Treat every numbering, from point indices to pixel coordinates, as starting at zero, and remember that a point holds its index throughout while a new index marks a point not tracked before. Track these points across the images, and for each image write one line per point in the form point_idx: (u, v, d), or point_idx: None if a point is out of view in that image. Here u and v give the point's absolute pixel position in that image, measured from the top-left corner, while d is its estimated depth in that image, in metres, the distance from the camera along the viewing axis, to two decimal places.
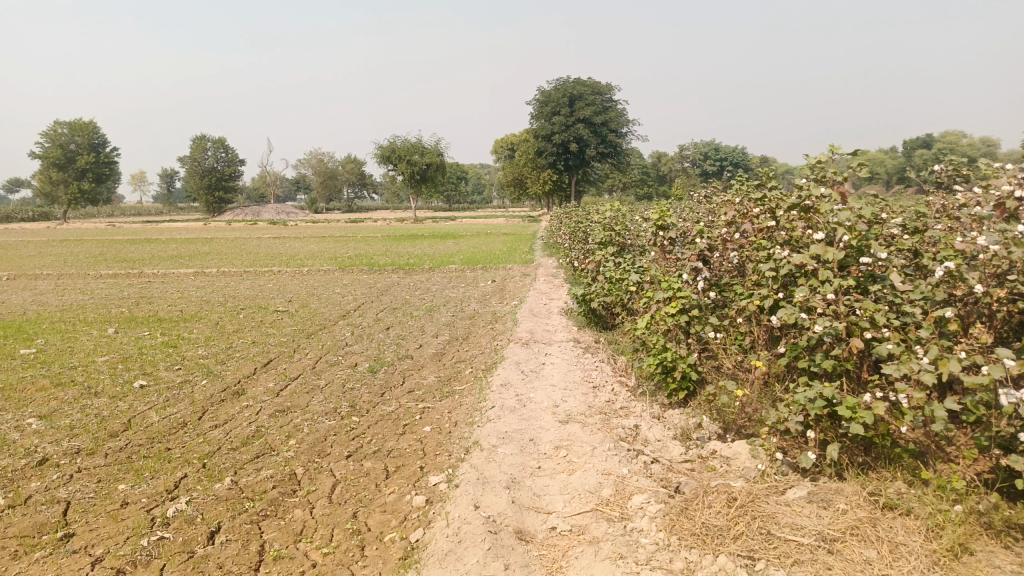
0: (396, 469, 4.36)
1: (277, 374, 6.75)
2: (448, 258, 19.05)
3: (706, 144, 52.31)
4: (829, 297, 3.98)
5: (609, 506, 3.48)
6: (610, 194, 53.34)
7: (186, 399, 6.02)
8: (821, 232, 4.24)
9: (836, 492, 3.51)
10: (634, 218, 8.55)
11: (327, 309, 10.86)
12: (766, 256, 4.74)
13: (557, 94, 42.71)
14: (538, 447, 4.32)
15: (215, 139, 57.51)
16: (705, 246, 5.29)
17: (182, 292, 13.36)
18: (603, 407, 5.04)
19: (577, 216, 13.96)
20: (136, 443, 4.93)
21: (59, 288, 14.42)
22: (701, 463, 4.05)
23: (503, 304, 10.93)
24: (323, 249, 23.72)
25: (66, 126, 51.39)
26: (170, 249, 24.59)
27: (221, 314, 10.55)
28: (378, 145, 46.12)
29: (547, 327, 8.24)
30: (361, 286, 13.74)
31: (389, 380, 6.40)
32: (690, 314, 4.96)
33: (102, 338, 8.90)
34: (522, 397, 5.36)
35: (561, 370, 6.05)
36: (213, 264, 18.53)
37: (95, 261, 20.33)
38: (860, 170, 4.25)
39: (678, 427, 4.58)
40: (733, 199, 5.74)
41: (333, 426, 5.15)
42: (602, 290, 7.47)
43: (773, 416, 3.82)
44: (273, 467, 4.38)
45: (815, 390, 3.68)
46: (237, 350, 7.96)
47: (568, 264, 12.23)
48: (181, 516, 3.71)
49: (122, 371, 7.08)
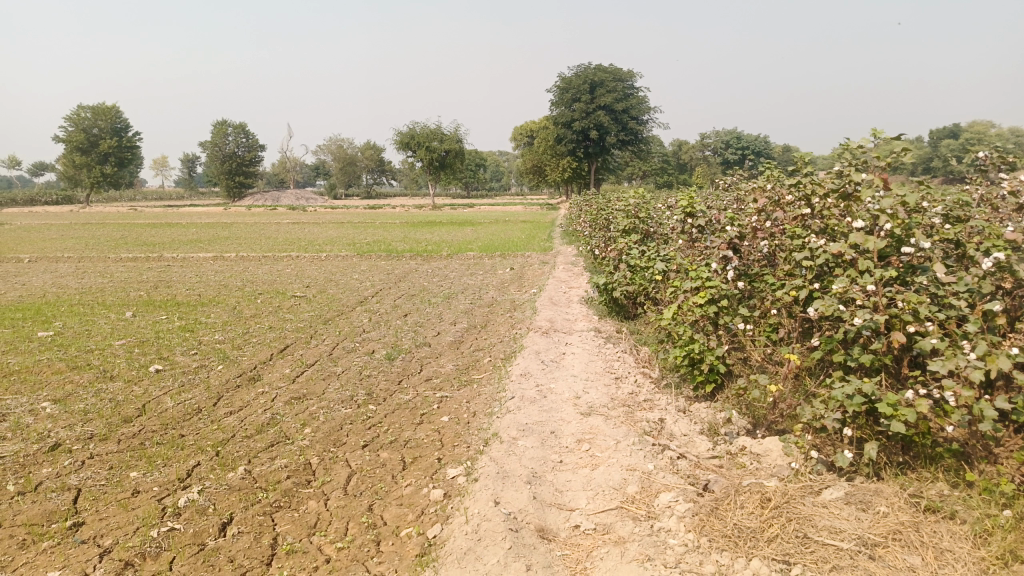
0: (413, 460, 4.23)
1: (294, 360, 6.66)
2: (466, 245, 18.93)
3: (728, 132, 51.62)
4: (869, 289, 3.79)
5: (635, 504, 3.33)
6: (630, 182, 52.89)
7: (202, 385, 5.94)
8: (860, 221, 4.04)
9: (875, 493, 3.33)
10: (657, 206, 8.34)
11: (344, 294, 10.78)
12: (800, 245, 4.55)
13: (577, 81, 42.25)
14: (559, 440, 4.18)
15: (236, 125, 57.70)
16: (736, 234, 5.10)
17: (200, 276, 13.34)
18: (626, 399, 4.88)
19: (598, 203, 13.75)
20: (149, 429, 4.85)
21: (79, 270, 14.47)
22: (729, 459, 3.89)
23: (523, 292, 10.79)
24: (342, 234, 23.68)
25: (89, 110, 51.73)
26: (191, 234, 24.71)
27: (239, 299, 10.50)
28: (397, 131, 45.97)
29: (567, 316, 8.08)
30: (379, 272, 13.65)
31: (406, 368, 6.28)
32: (719, 305, 4.78)
33: (120, 321, 8.88)
34: (543, 388, 5.22)
35: (582, 361, 5.89)
36: (231, 249, 18.52)
37: (116, 244, 20.45)
38: (903, 156, 4.04)
39: (705, 422, 4.41)
40: (765, 186, 5.52)
41: (348, 415, 5.04)
42: (625, 279, 7.29)
43: (808, 413, 3.65)
44: (287, 456, 4.27)
45: (853, 386, 3.50)
46: (254, 335, 7.89)
47: (589, 252, 12.04)
48: (192, 506, 3.62)
49: (138, 355, 7.03)
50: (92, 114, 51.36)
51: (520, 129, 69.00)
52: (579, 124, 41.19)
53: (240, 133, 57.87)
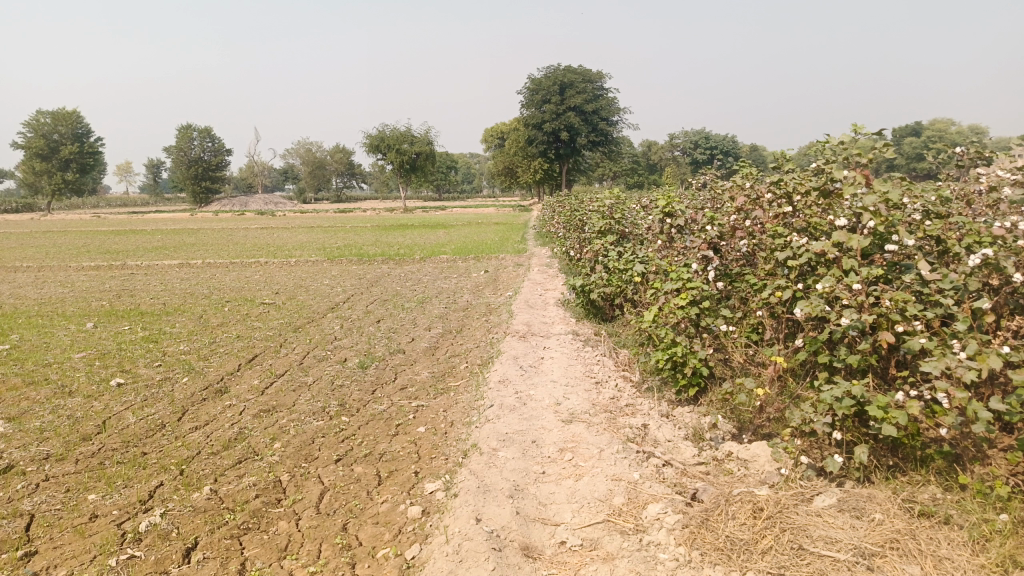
0: (389, 474, 4.06)
1: (263, 370, 6.44)
2: (439, 248, 18.71)
3: (697, 132, 51.97)
4: (854, 288, 3.71)
5: (622, 517, 3.20)
6: (601, 183, 53.04)
7: (166, 398, 5.69)
8: (844, 219, 3.95)
9: (867, 499, 3.23)
10: (632, 206, 8.24)
11: (315, 301, 10.53)
12: (782, 244, 4.46)
13: (548, 82, 42.15)
14: (541, 450, 4.04)
15: (201, 129, 56.73)
16: (716, 234, 4.99)
17: (165, 284, 12.97)
18: (608, 405, 4.76)
19: (571, 204, 13.66)
20: (110, 448, 4.61)
21: (38, 280, 14.00)
22: (716, 466, 3.78)
23: (498, 295, 10.62)
24: (312, 239, 23.32)
25: (49, 116, 50.45)
26: (156, 241, 24.16)
27: (205, 307, 10.19)
28: (367, 134, 45.52)
29: (544, 319, 7.95)
30: (351, 277, 13.40)
31: (380, 377, 6.09)
32: (700, 307, 4.67)
33: (80, 332, 8.55)
34: (522, 394, 5.07)
35: (561, 366, 5.76)
36: (198, 255, 18.14)
37: (77, 253, 19.83)
38: (887, 152, 3.95)
39: (690, 427, 4.29)
40: (744, 184, 5.43)
41: (320, 427, 4.84)
42: (602, 281, 7.17)
43: (796, 416, 3.54)
44: (256, 474, 4.07)
45: (842, 388, 3.40)
46: (221, 345, 7.62)
47: (563, 253, 11.93)
48: (154, 531, 3.40)
49: (99, 368, 6.74)
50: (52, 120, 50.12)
51: (491, 131, 68.89)
52: (550, 126, 41.13)
53: (206, 138, 56.90)
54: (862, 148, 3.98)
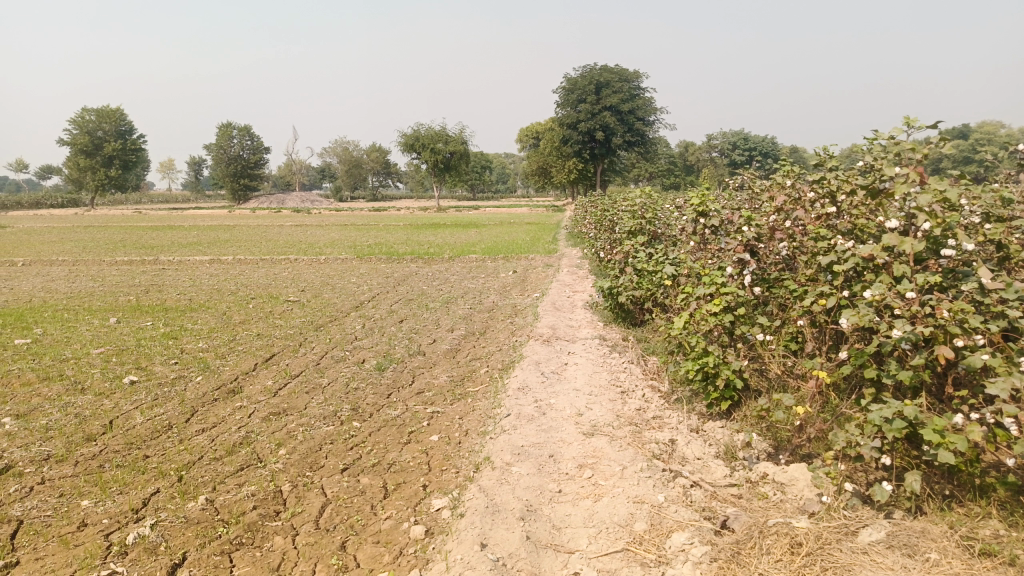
0: (396, 487, 3.81)
1: (278, 371, 6.24)
2: (469, 247, 18.46)
3: (735, 132, 51.00)
4: (907, 297, 3.35)
5: (643, 547, 2.90)
6: (636, 185, 52.39)
7: (176, 398, 5.54)
8: (895, 221, 3.59)
9: (920, 533, 2.87)
10: (665, 206, 7.89)
11: (340, 299, 10.36)
12: (825, 247, 4.10)
13: (584, 82, 41.67)
14: (559, 465, 3.75)
15: (241, 128, 57.46)
16: (754, 235, 4.63)
17: (194, 280, 12.95)
18: (633, 417, 4.45)
19: (603, 204, 13.30)
20: (111, 450, 4.45)
21: (72, 274, 14.09)
22: (749, 489, 3.45)
23: (525, 296, 10.34)
24: (345, 237, 23.31)
25: (93, 114, 51.47)
26: (191, 237, 24.39)
27: (230, 304, 10.09)
28: (402, 133, 45.55)
29: (570, 322, 7.65)
30: (378, 275, 13.24)
31: (397, 380, 5.85)
32: (735, 314, 4.34)
33: (102, 327, 8.49)
34: (542, 403, 4.78)
35: (585, 373, 5.45)
36: (229, 252, 18.19)
37: (113, 247, 20.06)
38: (945, 147, 3.55)
39: (721, 444, 3.96)
40: (784, 183, 5.11)
41: (329, 433, 4.62)
42: (631, 284, 6.85)
43: (840, 438, 3.21)
44: (256, 483, 3.85)
45: (893, 408, 3.06)
46: (240, 342, 7.48)
47: (594, 255, 11.59)
48: (142, 544, 3.20)
49: (114, 364, 6.64)
50: (96, 117, 51.18)
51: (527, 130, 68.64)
52: (585, 125, 40.68)
53: (245, 135, 57.55)
54: (915, 143, 3.59)
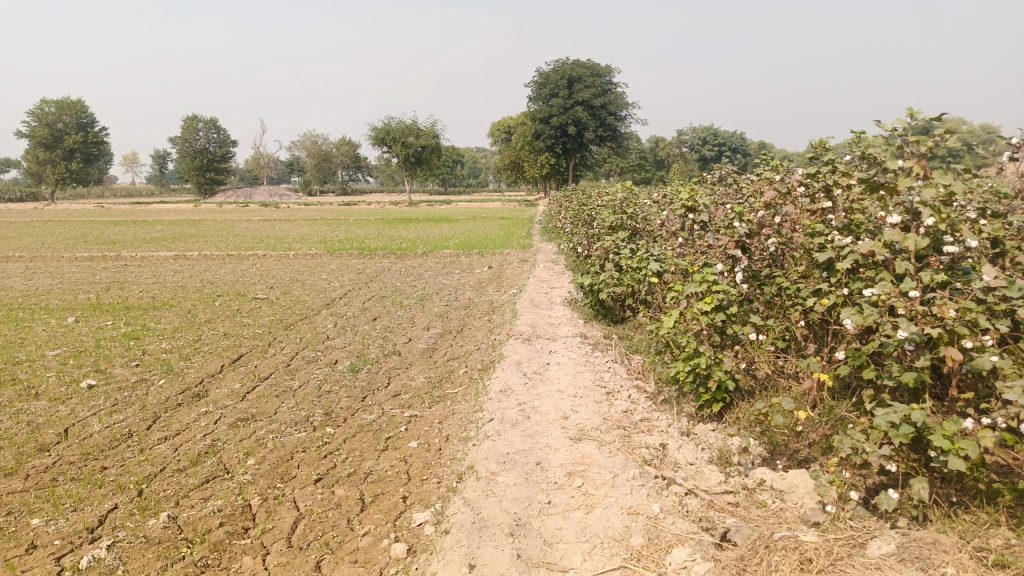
0: (373, 499, 3.59)
1: (247, 373, 5.96)
2: (442, 242, 18.21)
3: (705, 127, 51.22)
4: (911, 296, 3.22)
5: (642, 564, 2.72)
6: (608, 179, 52.42)
7: (138, 403, 5.24)
8: (897, 216, 3.45)
9: (931, 543, 2.72)
10: (645, 201, 7.73)
11: (310, 297, 10.05)
12: (821, 242, 3.97)
13: (556, 76, 41.50)
14: (546, 474, 3.56)
15: (207, 120, 56.34)
16: (746, 231, 4.48)
17: (158, 277, 12.52)
18: (621, 421, 4.27)
19: (579, 199, 13.16)
20: (66, 462, 4.16)
21: (29, 271, 13.55)
22: (747, 497, 3.29)
23: (501, 293, 10.12)
24: (315, 232, 22.86)
25: (53, 105, 50.03)
26: (156, 232, 23.76)
27: (195, 302, 9.72)
28: (372, 126, 44.96)
29: (549, 320, 7.45)
30: (349, 271, 12.92)
31: (372, 382, 5.61)
32: (727, 313, 4.19)
33: (60, 327, 8.10)
34: (525, 406, 4.58)
35: (568, 374, 5.26)
36: (195, 247, 17.67)
37: (74, 243, 19.43)
38: (949, 140, 3.41)
39: (714, 448, 3.80)
40: (774, 178, 4.97)
41: (301, 440, 4.38)
42: (612, 281, 6.68)
43: (844, 443, 3.06)
44: (223, 497, 3.60)
45: (899, 413, 2.92)
46: (206, 343, 7.16)
47: (571, 250, 11.41)
48: (97, 568, 2.94)
49: (72, 367, 6.30)
50: (55, 109, 49.80)
51: (498, 125, 68.39)
52: (558, 120, 40.53)
53: (210, 128, 56.39)
54: (917, 135, 3.45)
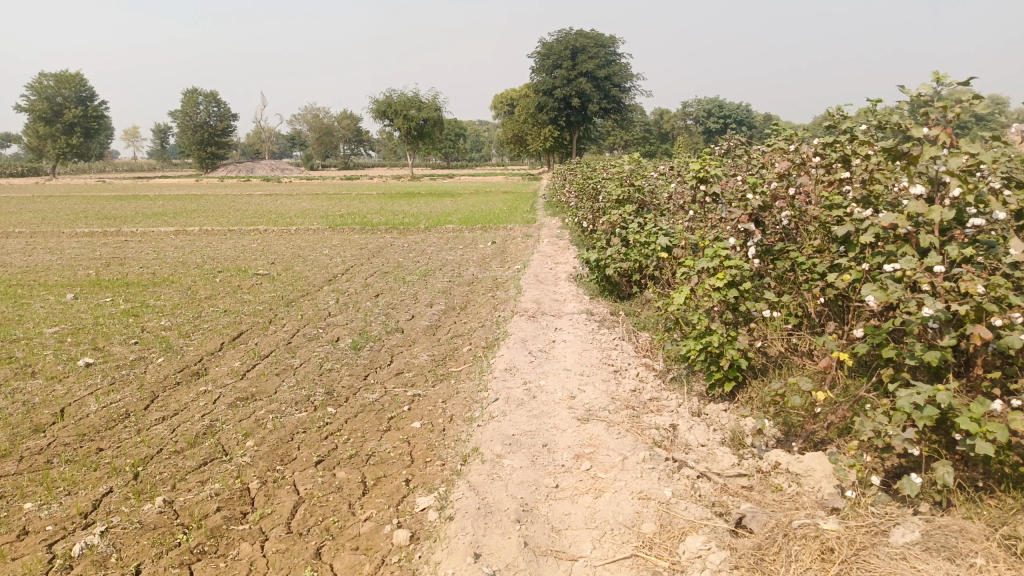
0: (375, 482, 3.48)
1: (246, 351, 5.85)
2: (446, 216, 18.07)
3: (709, 99, 50.63)
4: (936, 271, 3.07)
5: (655, 553, 2.61)
6: (612, 152, 51.94)
7: (136, 382, 5.13)
8: (921, 187, 3.29)
9: (958, 530, 2.60)
10: (653, 174, 7.56)
11: (312, 272, 9.92)
12: (838, 215, 3.82)
13: (560, 47, 40.92)
14: (554, 456, 3.44)
15: (208, 94, 55.86)
16: (760, 203, 4.32)
17: (158, 252, 12.39)
18: (629, 400, 4.15)
19: (584, 173, 12.96)
20: (61, 443, 4.06)
21: (28, 247, 13.43)
22: (761, 480, 3.17)
23: (505, 268, 9.98)
24: (316, 206, 22.64)
25: (52, 79, 49.60)
26: (156, 207, 23.59)
27: (195, 278, 9.59)
28: (374, 99, 44.48)
29: (554, 296, 7.31)
30: (351, 246, 12.77)
31: (374, 360, 5.49)
32: (739, 289, 4.04)
33: (58, 304, 7.99)
34: (531, 385, 4.46)
35: (575, 352, 5.13)
36: (195, 223, 17.52)
37: (74, 218, 19.30)
38: (978, 107, 3.24)
39: (727, 429, 3.68)
40: (788, 148, 4.80)
41: (302, 421, 4.27)
42: (618, 256, 6.52)
43: (865, 426, 2.93)
44: (221, 480, 3.50)
45: (924, 394, 2.79)
46: (206, 320, 7.05)
47: (576, 225, 11.24)
48: (90, 556, 2.84)
49: (69, 345, 6.19)
50: (55, 82, 49.38)
51: (501, 98, 67.73)
52: (561, 92, 40.05)
53: (211, 101, 55.85)
54: (945, 101, 3.29)
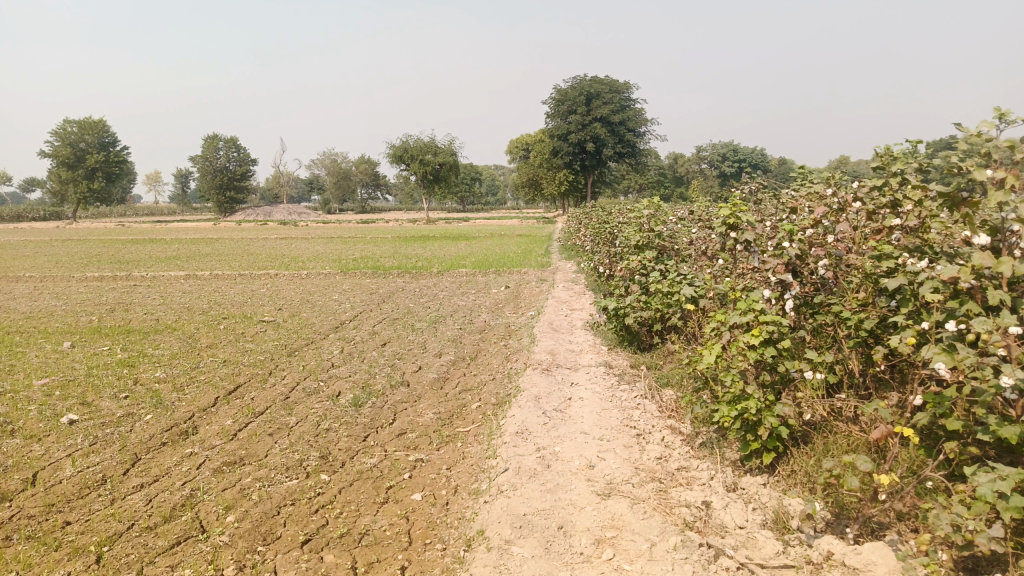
0: (367, 568, 3.06)
1: (241, 407, 5.47)
2: (459, 260, 17.76)
3: (723, 143, 50.53)
4: (1012, 333, 2.66)
5: None
6: (627, 195, 51.88)
7: (118, 442, 4.75)
8: (987, 235, 2.91)
9: None
10: (673, 220, 7.18)
11: (319, 319, 9.58)
12: (888, 266, 3.42)
13: (574, 93, 41.09)
14: (571, 542, 3.01)
15: (227, 140, 56.64)
16: (798, 251, 3.95)
17: (165, 298, 12.10)
18: (655, 472, 3.71)
19: (600, 216, 12.62)
20: (25, 515, 3.67)
21: (36, 292, 13.21)
22: (812, 574, 2.72)
23: (519, 315, 9.60)
24: (329, 250, 22.43)
25: (76, 125, 50.52)
26: (170, 250, 23.51)
27: (198, 325, 9.27)
28: (390, 144, 44.77)
29: (570, 347, 6.90)
30: (362, 292, 12.45)
31: (376, 418, 5.10)
32: (777, 347, 3.64)
33: (53, 353, 7.68)
34: (545, 451, 4.04)
35: (593, 411, 4.71)
36: (206, 267, 17.34)
37: (87, 262, 19.21)
38: None
39: (768, 508, 3.23)
40: (825, 193, 4.44)
41: (291, 491, 3.86)
42: (638, 304, 6.13)
43: (937, 516, 2.48)
44: (193, 564, 3.10)
45: (1009, 479, 2.34)
46: (202, 371, 6.69)
47: (592, 269, 10.85)
48: None
49: (56, 399, 5.84)
50: (78, 128, 50.24)
51: (516, 142, 68.16)
52: (576, 137, 40.10)
53: (231, 146, 56.57)
54: (1011, 140, 2.92)
